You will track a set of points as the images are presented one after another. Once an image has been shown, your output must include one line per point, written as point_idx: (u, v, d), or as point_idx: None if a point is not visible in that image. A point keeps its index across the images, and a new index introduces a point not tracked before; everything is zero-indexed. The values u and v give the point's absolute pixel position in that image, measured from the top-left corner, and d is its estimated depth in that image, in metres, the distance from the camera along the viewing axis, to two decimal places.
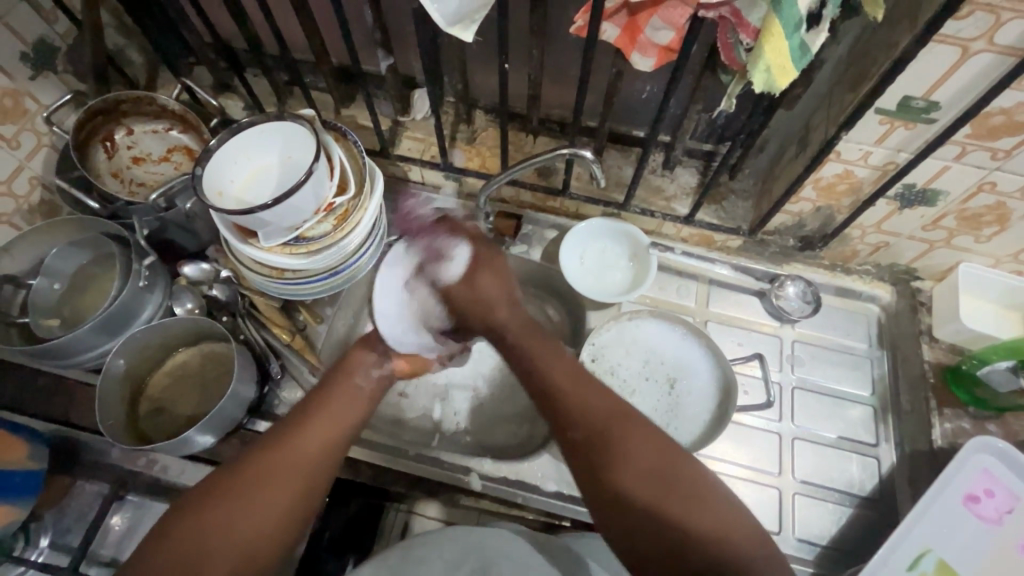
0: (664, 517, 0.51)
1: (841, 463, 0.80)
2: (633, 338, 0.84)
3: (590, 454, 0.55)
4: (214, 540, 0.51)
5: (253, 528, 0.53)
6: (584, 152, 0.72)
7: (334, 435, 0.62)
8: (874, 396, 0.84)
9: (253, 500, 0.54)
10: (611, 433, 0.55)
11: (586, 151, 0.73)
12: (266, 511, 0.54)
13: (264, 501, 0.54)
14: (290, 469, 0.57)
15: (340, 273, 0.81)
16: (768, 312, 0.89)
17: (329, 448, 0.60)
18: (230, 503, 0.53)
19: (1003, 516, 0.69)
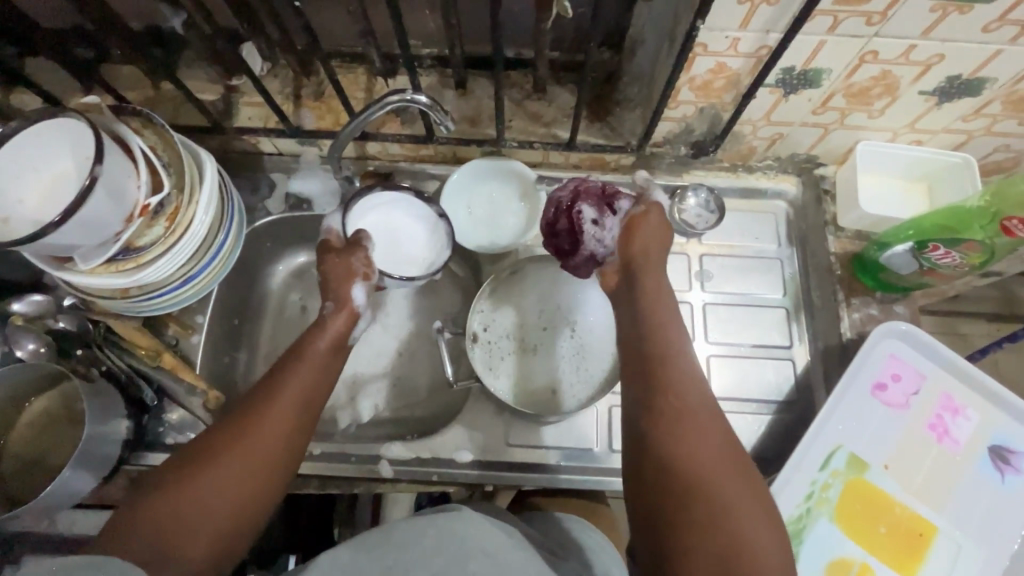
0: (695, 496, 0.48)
1: (758, 372, 0.78)
2: (525, 287, 0.78)
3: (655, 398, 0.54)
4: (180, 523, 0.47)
5: (220, 502, 0.49)
6: (416, 97, 0.65)
7: (309, 398, 0.57)
8: (786, 297, 0.80)
9: (224, 470, 0.50)
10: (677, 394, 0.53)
11: (421, 95, 0.66)
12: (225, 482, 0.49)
13: (230, 475, 0.50)
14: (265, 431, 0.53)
15: (193, 279, 0.73)
16: (672, 229, 0.84)
17: (303, 409, 0.57)
18: (196, 474, 0.49)
19: (909, 399, 0.68)
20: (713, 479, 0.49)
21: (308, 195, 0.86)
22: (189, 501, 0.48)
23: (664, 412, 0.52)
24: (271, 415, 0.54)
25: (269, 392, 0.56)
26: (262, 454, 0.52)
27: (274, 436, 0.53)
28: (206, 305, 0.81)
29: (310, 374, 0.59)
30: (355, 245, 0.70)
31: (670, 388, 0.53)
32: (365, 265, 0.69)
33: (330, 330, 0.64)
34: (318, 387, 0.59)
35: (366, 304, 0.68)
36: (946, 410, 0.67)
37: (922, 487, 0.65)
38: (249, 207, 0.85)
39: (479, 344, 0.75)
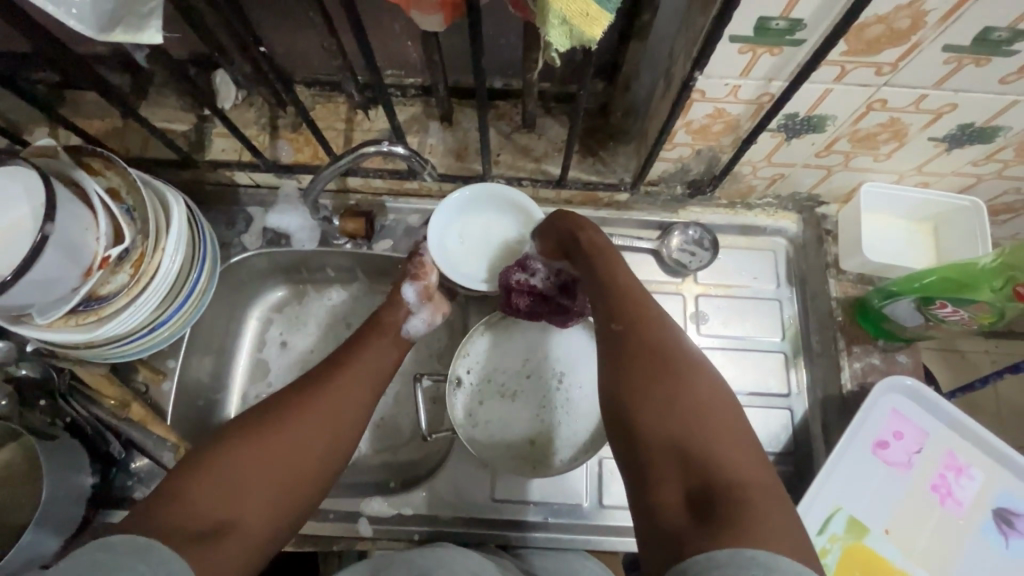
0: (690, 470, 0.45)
1: (755, 422, 0.75)
2: (513, 335, 0.75)
3: (631, 370, 0.51)
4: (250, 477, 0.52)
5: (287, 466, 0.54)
6: (393, 150, 0.65)
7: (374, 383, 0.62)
8: (785, 341, 0.77)
9: (296, 433, 0.55)
10: (653, 362, 0.51)
11: (397, 147, 0.65)
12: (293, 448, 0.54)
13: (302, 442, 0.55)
14: (330, 407, 0.58)
15: (160, 328, 0.69)
16: (666, 268, 0.80)
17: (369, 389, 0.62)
18: (269, 433, 0.54)
19: (911, 458, 0.65)
20: (713, 446, 0.46)
21: (286, 230, 0.82)
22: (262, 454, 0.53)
23: (645, 388, 0.50)
24: (339, 391, 0.59)
25: (337, 371, 0.61)
26: (327, 426, 0.57)
27: (340, 415, 0.58)
28: (177, 348, 0.77)
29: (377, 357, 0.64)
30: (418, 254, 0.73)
31: (646, 358, 0.51)
32: (420, 268, 0.72)
33: (395, 325, 0.69)
34: (383, 369, 0.64)
35: (416, 304, 0.71)
36: (949, 471, 0.65)
37: (924, 553, 0.62)
38: (224, 243, 0.81)
39: (464, 392, 0.72)
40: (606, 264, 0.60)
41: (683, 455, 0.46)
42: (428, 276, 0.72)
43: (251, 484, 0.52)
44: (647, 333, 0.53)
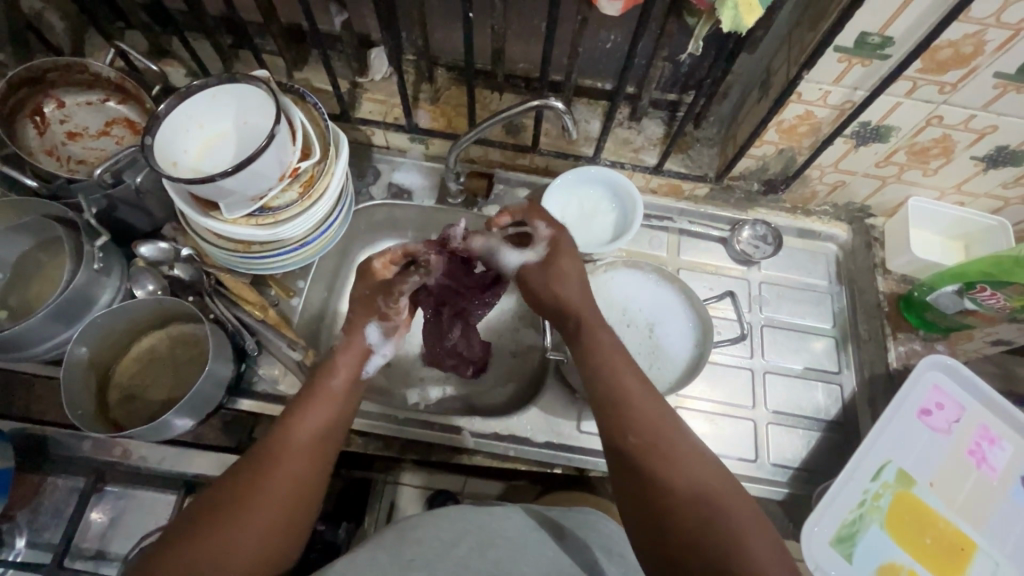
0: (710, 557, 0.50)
1: (809, 392, 0.85)
2: (609, 288, 0.84)
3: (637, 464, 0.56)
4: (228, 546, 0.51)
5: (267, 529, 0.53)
6: (554, 102, 0.73)
7: (333, 425, 0.61)
8: (835, 328, 0.89)
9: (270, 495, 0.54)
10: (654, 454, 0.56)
11: (556, 102, 0.74)
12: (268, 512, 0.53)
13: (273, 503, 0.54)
14: (300, 459, 0.57)
15: (308, 245, 0.79)
16: (734, 258, 0.92)
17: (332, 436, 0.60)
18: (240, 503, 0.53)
19: (951, 425, 0.75)
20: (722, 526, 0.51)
21: (410, 187, 0.94)
22: (234, 529, 0.52)
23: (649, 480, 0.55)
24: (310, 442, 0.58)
25: (300, 418, 0.60)
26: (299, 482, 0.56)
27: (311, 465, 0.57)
28: (307, 272, 0.87)
29: (337, 400, 0.62)
30: (395, 292, 0.69)
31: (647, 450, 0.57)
32: (393, 306, 0.70)
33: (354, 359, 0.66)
34: (344, 415, 0.63)
35: (379, 341, 0.70)
36: (983, 439, 0.75)
37: (964, 505, 0.71)
38: (356, 191, 0.93)
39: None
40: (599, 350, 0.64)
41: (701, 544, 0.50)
42: (395, 318, 0.70)
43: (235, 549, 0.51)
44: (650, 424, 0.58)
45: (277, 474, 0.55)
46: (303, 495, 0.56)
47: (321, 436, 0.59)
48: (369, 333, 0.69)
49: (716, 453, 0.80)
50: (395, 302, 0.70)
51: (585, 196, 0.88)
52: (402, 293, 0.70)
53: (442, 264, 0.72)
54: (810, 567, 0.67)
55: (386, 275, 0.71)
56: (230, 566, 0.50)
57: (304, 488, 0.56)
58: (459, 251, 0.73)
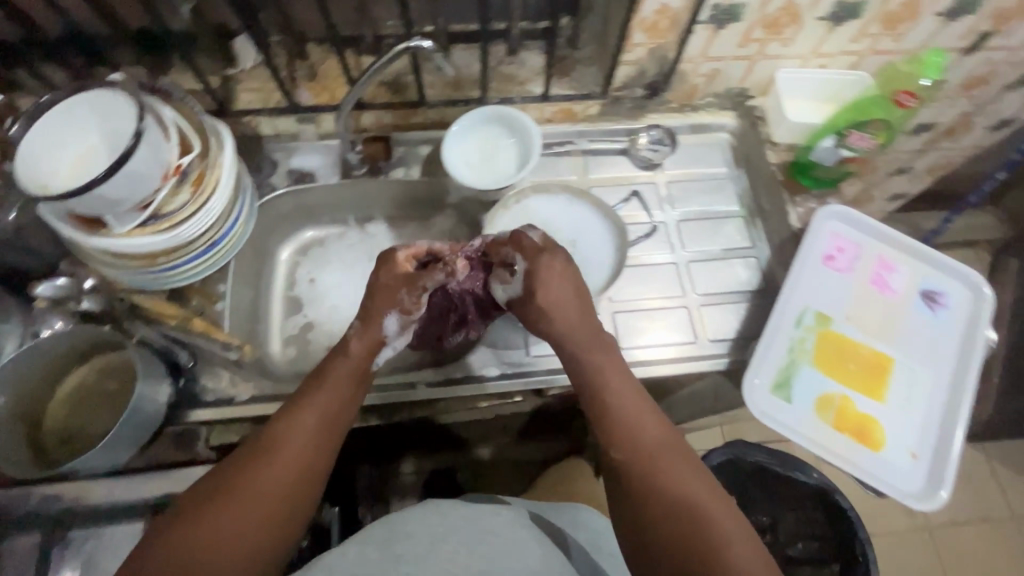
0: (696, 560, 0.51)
1: (730, 270, 0.91)
2: (526, 216, 0.86)
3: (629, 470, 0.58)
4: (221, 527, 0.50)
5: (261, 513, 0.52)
6: (418, 40, 0.75)
7: (334, 415, 0.60)
8: (741, 208, 0.95)
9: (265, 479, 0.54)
10: (646, 459, 0.58)
11: (424, 42, 0.76)
12: (262, 494, 0.53)
13: (268, 489, 0.53)
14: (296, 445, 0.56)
15: (217, 245, 0.78)
16: (638, 166, 0.97)
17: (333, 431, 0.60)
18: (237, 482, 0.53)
19: (853, 264, 0.82)
20: (708, 532, 0.52)
21: (311, 170, 0.93)
22: (230, 508, 0.51)
23: (637, 483, 0.57)
24: (309, 432, 0.58)
25: (296, 408, 0.59)
26: (295, 467, 0.55)
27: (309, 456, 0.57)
28: (225, 274, 0.85)
29: (337, 393, 0.62)
30: (418, 286, 0.70)
31: (639, 454, 0.58)
32: (414, 300, 0.70)
33: (355, 356, 0.65)
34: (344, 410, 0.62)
35: (394, 333, 0.70)
36: (882, 269, 0.82)
37: (877, 329, 0.78)
38: (256, 184, 0.91)
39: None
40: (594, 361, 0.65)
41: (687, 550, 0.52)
42: (415, 311, 0.70)
43: (227, 530, 0.50)
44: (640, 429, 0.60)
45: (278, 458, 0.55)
46: (300, 486, 0.55)
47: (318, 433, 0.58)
48: (387, 323, 0.69)
49: (658, 344, 0.85)
50: (419, 297, 0.70)
51: (491, 133, 0.91)
52: (425, 287, 0.71)
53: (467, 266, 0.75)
54: (755, 413, 0.73)
55: (409, 268, 0.71)
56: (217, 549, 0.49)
57: (301, 478, 0.55)
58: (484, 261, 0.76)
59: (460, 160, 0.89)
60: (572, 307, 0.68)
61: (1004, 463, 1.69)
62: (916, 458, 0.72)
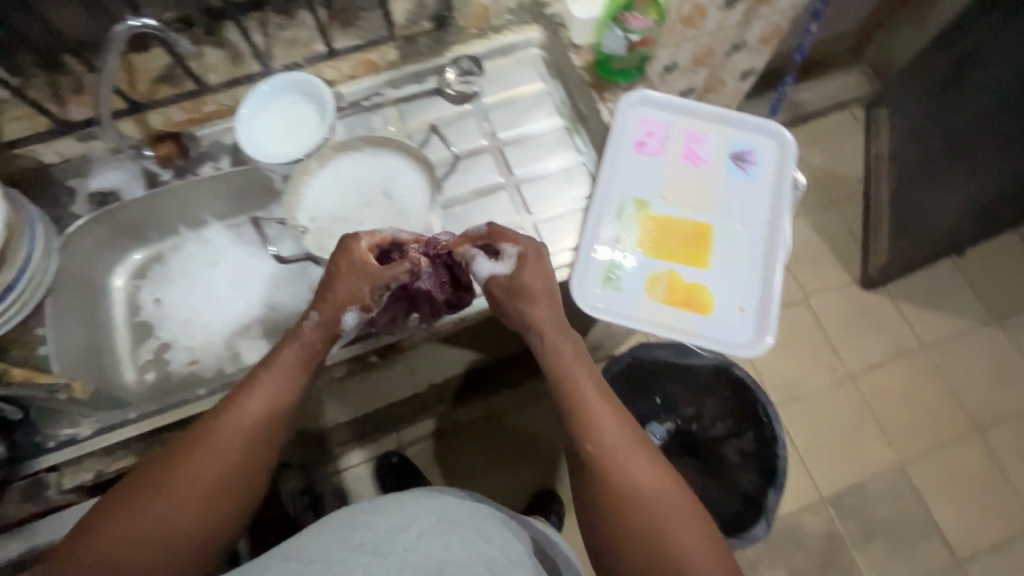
0: (648, 538, 0.60)
1: (562, 181, 0.90)
2: (336, 177, 0.82)
3: (601, 478, 0.64)
4: (169, 495, 0.58)
5: (208, 482, 0.60)
6: (132, 23, 0.70)
7: (279, 398, 0.65)
8: (563, 117, 0.94)
9: (211, 451, 0.61)
10: (617, 462, 0.64)
11: (135, 20, 0.71)
12: (207, 467, 0.60)
13: (215, 464, 0.60)
14: (242, 427, 0.63)
15: (20, 288, 0.76)
16: (453, 100, 0.94)
17: (282, 413, 0.65)
18: (187, 455, 0.60)
19: (664, 145, 0.83)
20: (655, 520, 0.61)
21: (115, 187, 0.88)
22: (178, 480, 0.59)
23: (598, 481, 0.64)
24: (255, 415, 0.64)
25: (245, 390, 0.65)
26: (242, 444, 0.62)
27: (256, 435, 0.63)
28: (42, 315, 0.81)
29: (282, 375, 0.67)
30: (382, 283, 0.70)
31: (611, 472, 0.64)
32: (376, 296, 0.71)
33: (302, 340, 0.69)
34: (293, 394, 0.67)
35: (352, 327, 0.72)
36: (692, 142, 0.84)
37: (692, 201, 0.80)
38: (58, 216, 0.87)
39: (310, 235, 0.79)
40: (567, 374, 0.70)
41: (642, 532, 0.61)
42: (373, 307, 0.71)
43: (177, 501, 0.58)
44: (610, 436, 0.66)
45: (207, 458, 0.60)
46: (249, 459, 0.62)
47: (266, 416, 0.64)
48: (348, 318, 0.70)
49: None
50: (379, 293, 0.71)
51: (292, 101, 0.87)
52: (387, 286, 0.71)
53: (428, 263, 0.75)
54: (587, 310, 0.74)
55: (372, 260, 0.71)
56: (167, 514, 0.57)
57: (250, 454, 0.62)
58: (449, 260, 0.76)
59: (255, 134, 0.85)
60: (540, 304, 0.71)
61: (906, 299, 1.79)
62: (743, 311, 0.75)
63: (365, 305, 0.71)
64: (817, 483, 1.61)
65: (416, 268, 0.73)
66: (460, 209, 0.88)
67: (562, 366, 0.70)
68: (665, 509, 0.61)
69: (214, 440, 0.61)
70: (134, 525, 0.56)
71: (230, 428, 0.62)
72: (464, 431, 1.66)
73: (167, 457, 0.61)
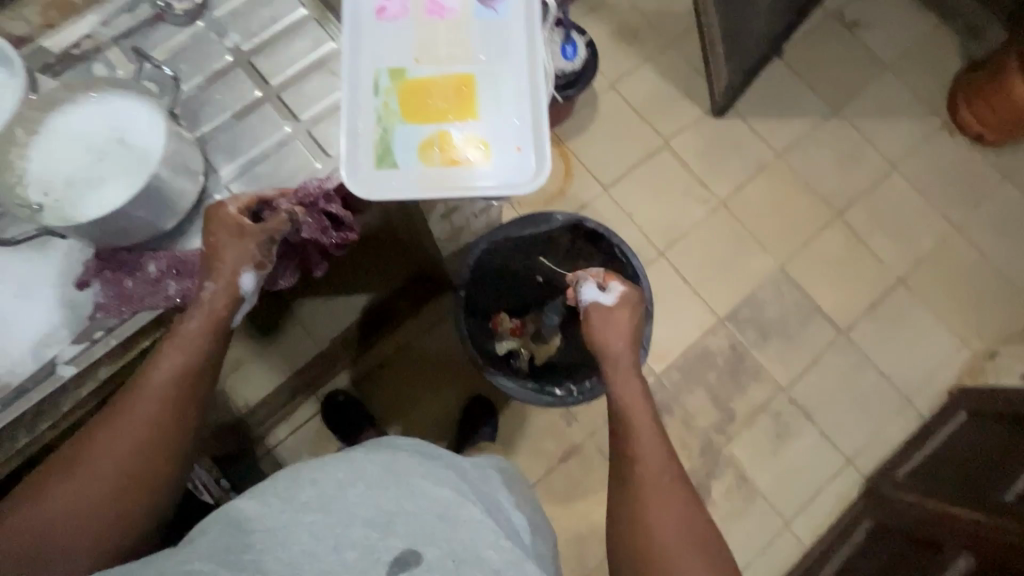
0: (648, 547, 0.74)
1: (325, 76, 0.82)
2: (58, 142, 0.74)
3: (637, 493, 0.80)
4: (94, 469, 0.68)
5: (123, 457, 0.69)
6: None
7: (179, 378, 0.72)
8: (306, 7, 0.84)
9: (125, 427, 0.70)
10: (648, 492, 0.78)
11: None
12: (122, 444, 0.69)
13: (130, 441, 0.70)
14: (149, 406, 0.71)
15: None
16: (176, 22, 0.84)
17: (184, 393, 0.73)
18: (106, 433, 0.70)
19: (405, 7, 0.85)
20: (664, 542, 0.75)
21: None
22: (100, 457, 0.68)
23: (637, 495, 0.79)
24: (157, 394, 0.71)
25: (148, 370, 0.72)
26: (149, 422, 0.70)
27: (164, 414, 0.71)
28: None
29: (175, 360, 0.72)
30: (265, 240, 0.74)
31: (649, 487, 0.79)
32: (265, 254, 0.76)
33: (190, 324, 0.73)
34: (192, 375, 0.73)
35: (251, 291, 0.76)
36: None
37: (445, 55, 0.82)
38: None
39: (46, 210, 0.71)
40: (635, 412, 0.86)
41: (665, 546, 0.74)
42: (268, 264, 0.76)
43: (99, 473, 0.68)
44: (656, 470, 0.80)
45: (130, 432, 0.70)
46: (162, 434, 0.71)
47: (168, 394, 0.72)
48: (247, 281, 0.74)
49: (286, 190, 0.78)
50: (269, 249, 0.76)
51: None
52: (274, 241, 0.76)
53: (305, 212, 0.77)
54: (364, 194, 0.77)
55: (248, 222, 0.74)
56: (92, 482, 0.67)
57: (159, 429, 0.71)
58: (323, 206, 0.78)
59: None
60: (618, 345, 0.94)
61: (753, 114, 1.86)
62: (521, 150, 0.81)
63: (252, 262, 0.75)
64: (713, 306, 1.73)
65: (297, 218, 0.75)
66: (224, 137, 0.80)
67: (630, 407, 0.87)
68: (670, 543, 0.74)
69: (127, 417, 0.70)
70: (67, 496, 0.66)
71: (139, 406, 0.71)
72: (378, 374, 1.67)
73: (91, 432, 0.70)
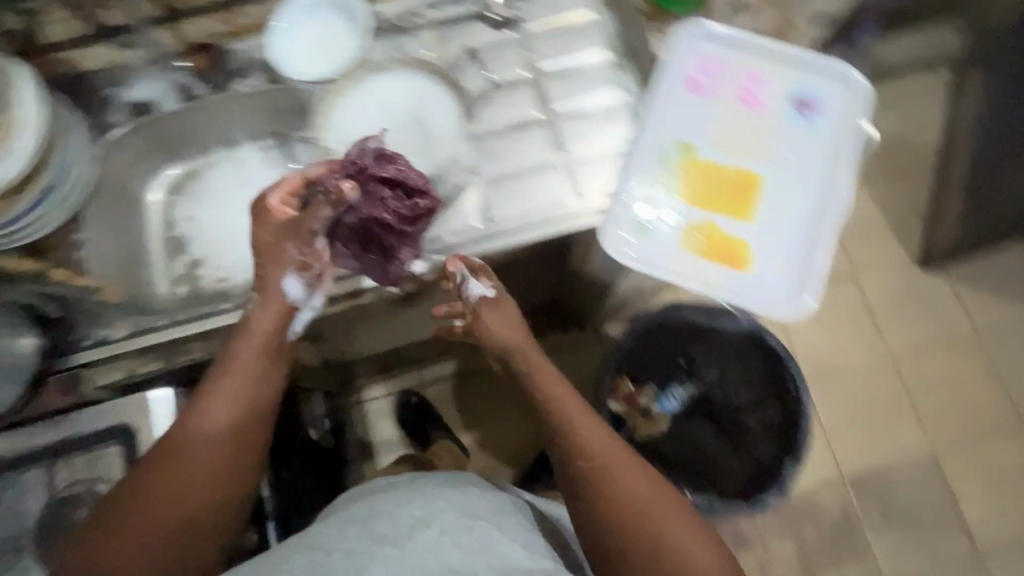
0: None
1: (604, 118, 0.84)
2: (366, 102, 0.85)
3: None
4: (150, 515, 0.59)
5: (182, 499, 0.60)
6: None
7: (233, 406, 0.65)
8: (610, 46, 0.87)
9: (181, 461, 0.61)
10: None
11: None
12: (181, 483, 0.61)
13: (190, 479, 0.61)
14: (208, 440, 0.63)
15: None
16: (494, 26, 0.89)
17: (245, 419, 0.65)
18: (160, 472, 0.61)
19: (716, 90, 0.90)
20: None
21: (149, 97, 0.88)
22: (153, 502, 0.60)
23: None
24: (214, 428, 0.63)
25: (199, 406, 0.64)
26: (212, 456, 0.62)
27: (225, 444, 0.63)
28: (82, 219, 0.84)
29: (240, 376, 0.66)
30: (307, 233, 0.71)
31: None
32: (306, 245, 0.72)
33: (253, 341, 0.68)
34: (257, 394, 0.67)
35: (301, 290, 0.72)
36: (746, 85, 0.90)
37: (739, 150, 0.88)
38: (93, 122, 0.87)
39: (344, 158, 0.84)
40: (669, 537, 0.62)
41: None
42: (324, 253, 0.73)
43: (156, 524, 0.59)
44: None
45: (187, 469, 0.61)
46: (222, 465, 0.63)
47: (229, 422, 0.64)
48: (292, 288, 0.71)
49: (533, 207, 0.80)
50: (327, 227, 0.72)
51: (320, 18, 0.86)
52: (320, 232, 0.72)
53: (356, 190, 0.72)
54: (621, 255, 0.83)
55: (287, 212, 0.71)
56: (147, 537, 0.58)
57: (222, 458, 0.63)
58: (387, 180, 0.73)
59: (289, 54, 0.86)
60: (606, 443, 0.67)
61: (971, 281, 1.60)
62: (782, 269, 0.86)
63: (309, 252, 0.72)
64: None
65: (334, 185, 0.71)
66: (496, 142, 0.83)
67: (646, 522, 0.62)
68: None
69: (179, 453, 0.62)
70: (120, 551, 0.58)
71: (193, 443, 0.62)
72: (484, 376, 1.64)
73: (143, 469, 0.62)
